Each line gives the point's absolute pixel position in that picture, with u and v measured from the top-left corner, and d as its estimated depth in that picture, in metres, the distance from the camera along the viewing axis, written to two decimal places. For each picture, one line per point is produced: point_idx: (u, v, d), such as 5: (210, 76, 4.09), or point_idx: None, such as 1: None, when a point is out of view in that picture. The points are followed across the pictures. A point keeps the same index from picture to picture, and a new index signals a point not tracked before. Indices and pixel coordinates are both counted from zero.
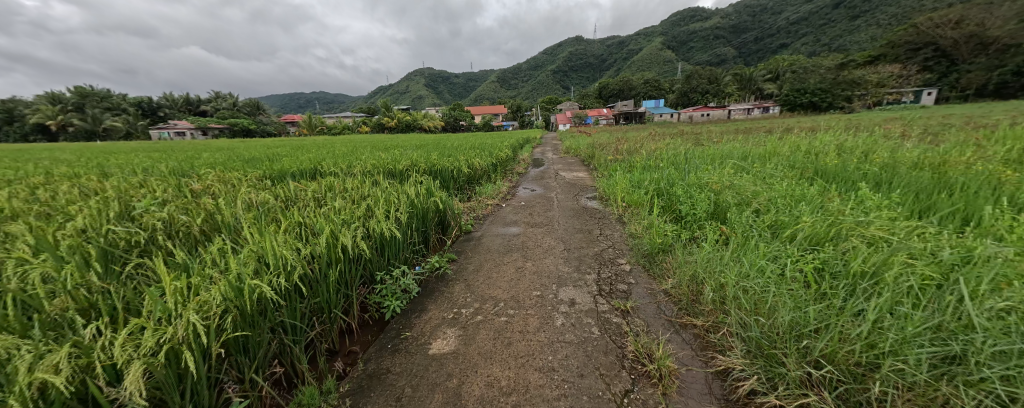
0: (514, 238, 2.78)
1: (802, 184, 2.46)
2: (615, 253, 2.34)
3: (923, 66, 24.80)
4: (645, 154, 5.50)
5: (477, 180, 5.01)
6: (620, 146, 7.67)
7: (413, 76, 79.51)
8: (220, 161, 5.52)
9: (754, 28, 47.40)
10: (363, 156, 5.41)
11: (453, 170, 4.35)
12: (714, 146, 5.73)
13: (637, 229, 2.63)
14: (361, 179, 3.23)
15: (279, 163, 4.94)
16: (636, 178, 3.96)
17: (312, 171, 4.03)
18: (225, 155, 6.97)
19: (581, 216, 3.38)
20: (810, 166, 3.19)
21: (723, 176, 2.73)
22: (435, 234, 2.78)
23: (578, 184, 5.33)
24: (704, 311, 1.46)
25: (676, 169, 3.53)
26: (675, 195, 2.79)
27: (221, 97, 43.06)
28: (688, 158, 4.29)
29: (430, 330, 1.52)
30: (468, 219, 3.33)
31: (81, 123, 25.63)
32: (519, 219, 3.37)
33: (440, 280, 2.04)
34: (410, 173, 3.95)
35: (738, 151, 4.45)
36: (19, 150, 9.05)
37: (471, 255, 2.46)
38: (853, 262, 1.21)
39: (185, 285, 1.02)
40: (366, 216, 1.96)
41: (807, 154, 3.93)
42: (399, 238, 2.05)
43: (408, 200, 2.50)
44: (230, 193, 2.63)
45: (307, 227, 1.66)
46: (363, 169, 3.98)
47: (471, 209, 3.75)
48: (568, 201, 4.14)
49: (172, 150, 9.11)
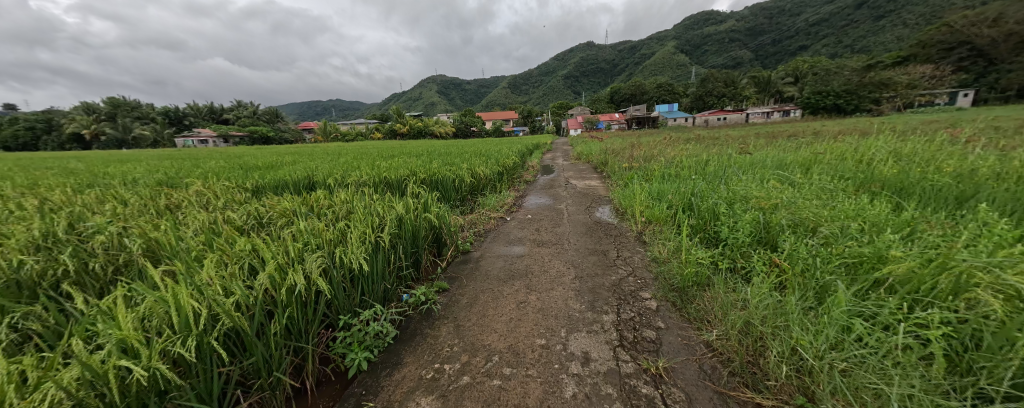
0: (518, 262, 2.41)
1: (866, 203, 2.03)
2: (636, 284, 1.95)
3: (958, 67, 23.34)
4: (663, 162, 5.08)
5: (482, 189, 4.70)
6: (635, 152, 7.23)
7: (425, 83, 80.96)
8: (220, 169, 5.41)
9: (772, 31, 46.17)
10: (363, 164, 5.19)
11: (455, 181, 4.06)
12: (740, 152, 5.25)
13: (662, 252, 2.24)
14: (351, 191, 2.97)
15: (276, 172, 4.76)
16: (655, 189, 3.56)
17: (306, 181, 3.80)
18: (230, 163, 6.89)
19: (594, 233, 2.99)
20: (863, 178, 2.74)
21: (765, 191, 2.32)
22: (429, 255, 2.46)
23: (591, 193, 4.93)
24: (772, 386, 1.06)
25: (702, 180, 3.13)
26: (706, 212, 2.38)
27: (243, 106, 44.76)
28: (714, 166, 3.84)
29: (401, 399, 1.17)
30: (468, 237, 3.00)
31: (113, 132, 26.97)
32: (525, 236, 3.00)
33: (425, 318, 1.70)
34: (409, 184, 3.67)
35: (771, 159, 4.00)
36: (43, 158, 9.35)
37: (466, 283, 2.11)
38: (1020, 334, 0.79)
39: (26, 371, 0.71)
40: (337, 243, 1.65)
41: (855, 162, 3.41)
42: (378, 267, 1.73)
43: (395, 218, 2.19)
44: (203, 209, 2.39)
45: (256, 259, 1.35)
46: (359, 179, 3.73)
47: (472, 223, 3.43)
48: (580, 214, 3.76)
49: (185, 158, 9.19)
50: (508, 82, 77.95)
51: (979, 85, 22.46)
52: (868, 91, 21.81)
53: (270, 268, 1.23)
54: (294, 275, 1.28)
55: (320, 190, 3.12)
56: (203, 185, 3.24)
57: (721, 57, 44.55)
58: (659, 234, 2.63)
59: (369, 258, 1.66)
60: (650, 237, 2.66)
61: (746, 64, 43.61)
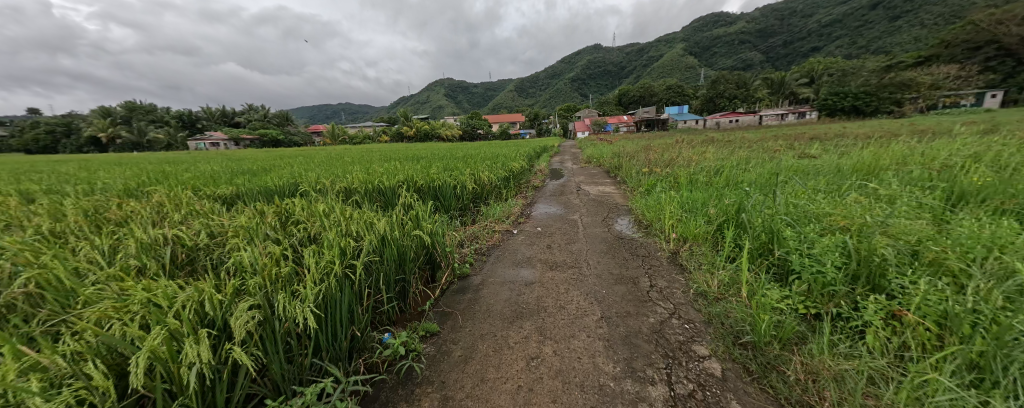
0: (526, 292, 1.95)
1: (988, 224, 1.54)
2: (686, 331, 1.47)
3: (986, 67, 22.24)
4: (687, 167, 4.58)
5: (486, 197, 4.27)
6: (651, 155, 6.72)
7: (434, 86, 81.38)
8: (210, 173, 5.12)
9: (784, 32, 45.19)
10: (359, 169, 4.83)
11: (456, 188, 3.66)
12: (773, 158, 4.73)
13: (711, 286, 1.76)
14: (334, 202, 2.58)
15: (264, 176, 4.42)
16: (686, 198, 3.07)
17: (292, 187, 3.43)
18: (225, 167, 6.63)
19: (616, 253, 2.51)
20: (951, 189, 2.23)
21: (840, 208, 1.84)
22: (417, 282, 2.02)
23: (607, 201, 4.45)
24: None
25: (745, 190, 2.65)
26: (762, 229, 1.90)
27: (254, 109, 45.40)
28: (752, 174, 3.33)
29: None
30: (468, 255, 2.57)
31: (129, 136, 27.51)
32: (535, 256, 2.54)
33: (402, 380, 1.26)
34: (404, 192, 3.26)
35: (817, 165, 3.48)
36: (49, 161, 9.29)
37: (462, 323, 1.66)
38: None
39: None
40: (284, 282, 1.22)
41: (927, 168, 2.86)
42: (342, 310, 1.29)
43: (373, 240, 1.76)
44: (153, 224, 2.02)
45: (152, 315, 0.94)
46: (350, 187, 3.34)
47: (474, 238, 3.01)
48: (596, 227, 3.28)
49: (187, 162, 9.02)
50: (515, 85, 77.87)
51: (1009, 85, 21.32)
52: (889, 93, 20.91)
53: (156, 337, 0.81)
54: (196, 344, 0.85)
55: (299, 198, 2.73)
56: (173, 193, 2.88)
57: (732, 58, 43.69)
58: (702, 257, 2.13)
59: (328, 299, 1.24)
60: (688, 261, 2.18)
61: (758, 65, 42.62)
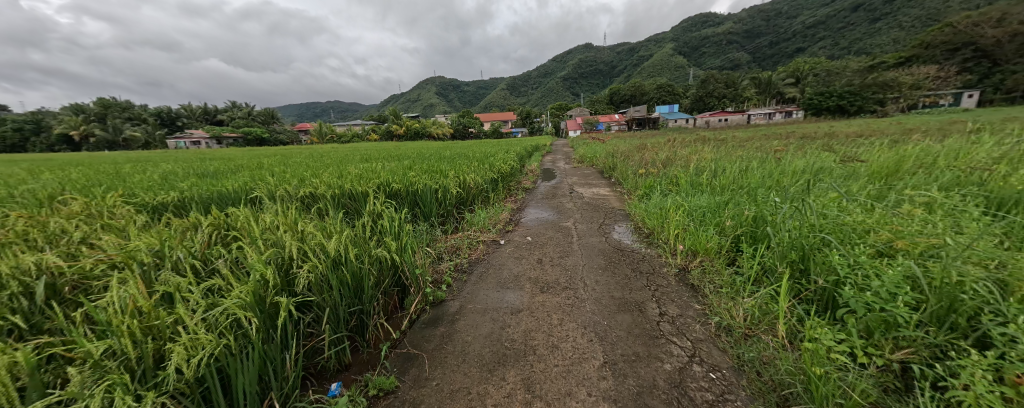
0: (512, 324, 1.61)
1: None
2: (714, 385, 1.15)
3: (963, 68, 22.85)
4: (686, 168, 4.31)
5: (471, 202, 3.92)
6: (646, 155, 6.45)
7: (425, 84, 80.37)
8: (167, 175, 4.65)
9: (770, 33, 45.96)
10: (333, 170, 4.44)
11: (437, 192, 3.34)
12: (773, 159, 4.48)
13: (735, 318, 1.46)
14: (289, 213, 2.22)
15: (225, 179, 3.99)
16: (692, 204, 2.77)
17: (249, 192, 3.03)
18: (192, 167, 6.13)
19: (615, 269, 2.18)
20: (992, 197, 1.96)
21: (887, 221, 1.52)
22: (380, 313, 1.67)
23: (602, 205, 4.14)
24: None
25: (760, 196, 2.36)
26: (791, 246, 1.58)
27: (237, 107, 43.98)
28: (760, 179, 3.07)
29: None
30: (447, 273, 2.21)
31: (103, 134, 26.15)
32: (523, 274, 2.19)
33: None
34: (377, 199, 2.89)
35: (826, 168, 3.23)
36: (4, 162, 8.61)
37: (428, 373, 1.30)
38: None
39: None
40: (152, 353, 0.88)
41: (951, 169, 2.61)
42: (241, 384, 0.95)
43: (314, 267, 1.40)
44: (47, 243, 1.63)
45: None
46: (315, 192, 2.95)
47: (455, 250, 2.68)
48: (592, 236, 2.94)
49: (155, 162, 8.43)
50: (506, 83, 77.39)
51: (984, 86, 21.96)
52: (872, 92, 21.27)
53: None
54: None
55: (246, 208, 2.33)
56: (100, 200, 2.46)
57: (720, 58, 44.23)
58: (717, 277, 1.84)
59: (209, 372, 0.90)
60: (700, 281, 1.88)
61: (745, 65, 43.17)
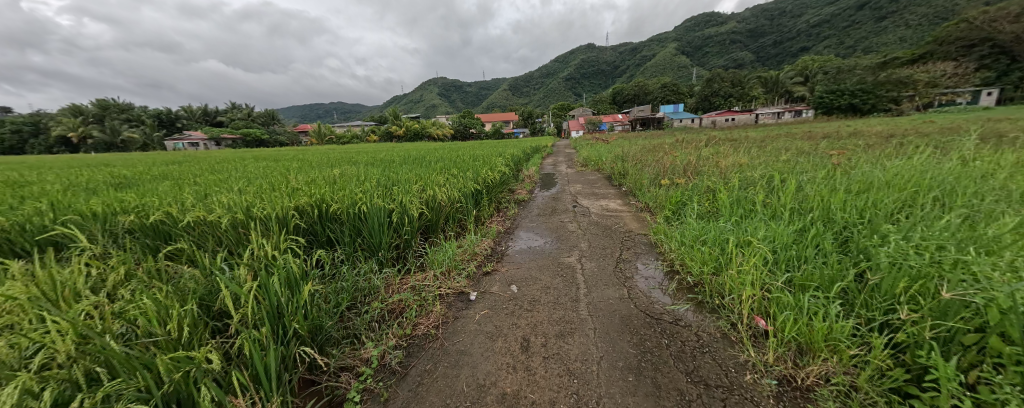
0: None
1: None
2: None
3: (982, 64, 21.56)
4: (721, 179, 3.35)
5: (443, 226, 2.97)
6: (663, 159, 5.47)
7: (428, 85, 79.89)
8: (79, 184, 3.80)
9: (775, 32, 44.89)
10: (275, 179, 3.52)
11: (389, 217, 2.40)
12: (831, 166, 3.50)
13: None
14: (87, 272, 1.27)
15: (129, 191, 3.09)
16: (768, 248, 1.80)
17: (116, 216, 2.08)
18: (136, 172, 5.29)
19: (662, 378, 1.20)
20: None
21: None
22: None
23: (615, 226, 3.21)
24: None
25: (899, 246, 1.39)
26: None
27: (239, 108, 43.51)
28: (851, 202, 2.08)
29: None
30: (357, 384, 1.24)
31: (100, 136, 25.32)
32: (492, 383, 1.22)
33: None
34: (289, 232, 1.93)
35: (941, 183, 2.22)
36: None
37: None
38: None
39: None
40: None
41: None
42: None
43: None
44: None
45: None
46: (204, 218, 1.97)
47: (397, 315, 1.74)
48: (606, 285, 1.97)
49: (120, 164, 7.56)
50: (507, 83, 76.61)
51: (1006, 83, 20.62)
52: (887, 90, 19.75)
53: None
54: None
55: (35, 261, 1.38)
56: None
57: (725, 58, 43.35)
58: None
59: None
60: None
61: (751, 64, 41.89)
